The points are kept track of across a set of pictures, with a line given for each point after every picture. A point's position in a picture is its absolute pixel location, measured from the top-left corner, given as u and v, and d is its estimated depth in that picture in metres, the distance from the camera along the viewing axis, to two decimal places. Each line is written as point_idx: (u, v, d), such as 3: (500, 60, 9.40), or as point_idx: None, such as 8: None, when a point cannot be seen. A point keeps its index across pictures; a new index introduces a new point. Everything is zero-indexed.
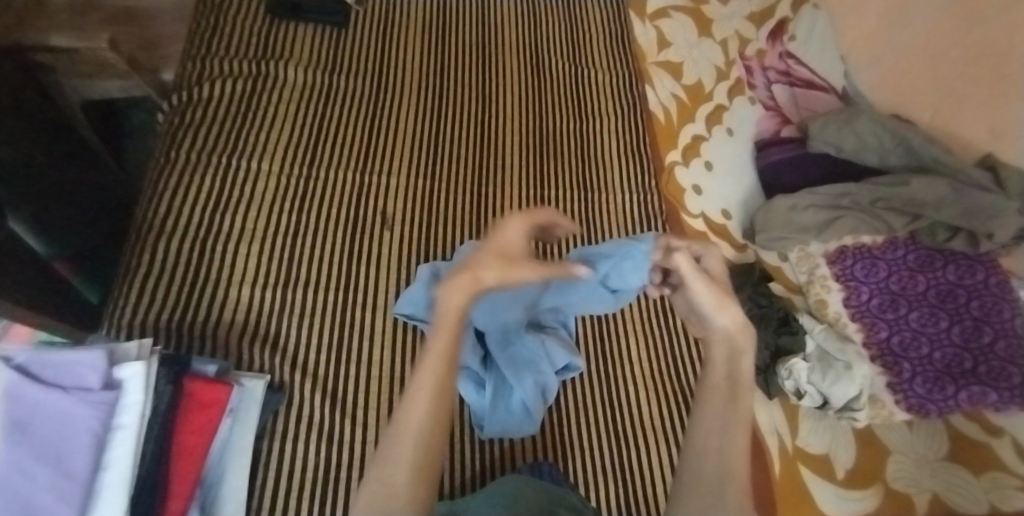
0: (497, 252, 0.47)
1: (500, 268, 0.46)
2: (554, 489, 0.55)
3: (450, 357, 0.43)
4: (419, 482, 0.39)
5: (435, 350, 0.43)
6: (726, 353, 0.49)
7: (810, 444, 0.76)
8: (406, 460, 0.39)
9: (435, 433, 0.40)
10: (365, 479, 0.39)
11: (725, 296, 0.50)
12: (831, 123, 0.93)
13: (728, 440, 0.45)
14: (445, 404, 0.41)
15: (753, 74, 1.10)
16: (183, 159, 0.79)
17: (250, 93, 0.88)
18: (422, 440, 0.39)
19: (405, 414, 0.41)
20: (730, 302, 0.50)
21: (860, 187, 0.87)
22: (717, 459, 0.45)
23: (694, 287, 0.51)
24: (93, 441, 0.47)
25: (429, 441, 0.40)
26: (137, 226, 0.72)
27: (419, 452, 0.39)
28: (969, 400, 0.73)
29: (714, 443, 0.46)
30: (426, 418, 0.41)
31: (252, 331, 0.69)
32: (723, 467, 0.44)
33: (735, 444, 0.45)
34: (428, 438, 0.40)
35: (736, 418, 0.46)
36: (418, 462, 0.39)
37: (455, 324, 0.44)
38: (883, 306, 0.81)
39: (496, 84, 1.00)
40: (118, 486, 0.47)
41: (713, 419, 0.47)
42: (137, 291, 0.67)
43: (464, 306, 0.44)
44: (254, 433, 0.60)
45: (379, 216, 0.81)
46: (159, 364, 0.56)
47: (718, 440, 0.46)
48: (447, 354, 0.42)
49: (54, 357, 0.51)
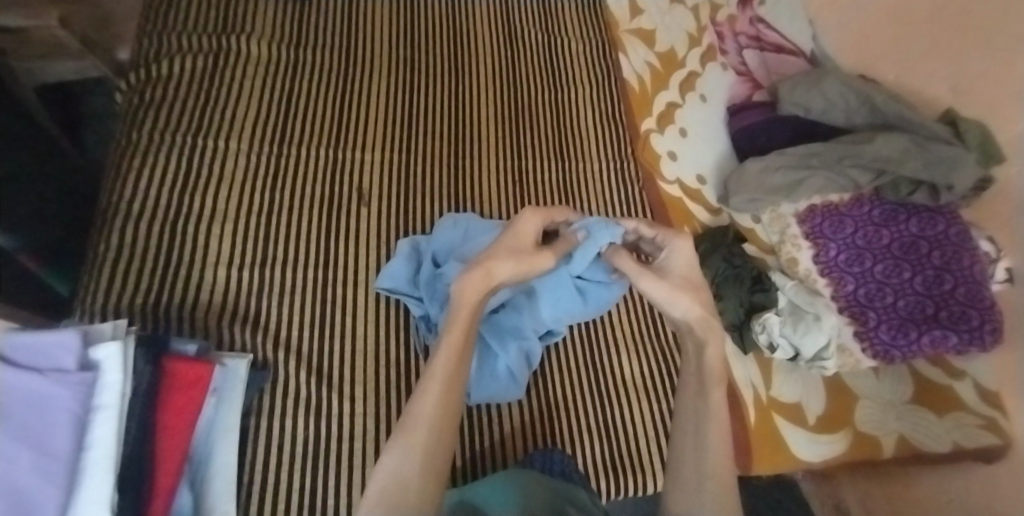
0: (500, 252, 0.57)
1: (512, 264, 0.57)
2: (561, 487, 0.57)
3: (465, 340, 0.51)
4: (437, 465, 0.43)
5: (450, 335, 0.50)
6: (694, 347, 0.57)
7: (783, 394, 0.83)
8: (426, 440, 0.44)
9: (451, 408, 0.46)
10: (377, 473, 0.42)
11: (676, 290, 0.58)
12: (800, 85, 0.95)
13: (701, 432, 0.51)
14: (458, 382, 0.47)
15: (725, 40, 1.10)
16: (145, 140, 0.76)
17: (214, 70, 0.85)
18: (437, 420, 0.45)
19: (426, 397, 0.46)
20: (685, 294, 0.58)
21: (827, 146, 0.89)
22: (698, 452, 0.50)
23: (646, 285, 0.60)
24: (73, 422, 0.47)
25: (443, 417, 0.46)
26: (103, 210, 0.70)
27: (435, 431, 0.45)
28: (931, 345, 0.77)
29: (690, 441, 0.51)
30: (436, 403, 0.46)
31: (231, 311, 0.69)
32: (701, 460, 0.50)
33: (710, 436, 0.51)
34: (444, 415, 0.46)
35: (707, 409, 0.53)
36: (437, 437, 0.44)
37: (468, 312, 0.52)
38: (850, 260, 0.85)
39: (468, 53, 0.99)
40: (100, 465, 0.47)
41: (688, 414, 0.54)
42: (107, 276, 0.66)
43: (477, 295, 0.53)
44: (240, 411, 0.62)
45: (355, 193, 0.80)
46: (137, 344, 0.55)
47: (693, 433, 0.52)
48: (460, 338, 0.50)
49: (22, 339, 0.50)
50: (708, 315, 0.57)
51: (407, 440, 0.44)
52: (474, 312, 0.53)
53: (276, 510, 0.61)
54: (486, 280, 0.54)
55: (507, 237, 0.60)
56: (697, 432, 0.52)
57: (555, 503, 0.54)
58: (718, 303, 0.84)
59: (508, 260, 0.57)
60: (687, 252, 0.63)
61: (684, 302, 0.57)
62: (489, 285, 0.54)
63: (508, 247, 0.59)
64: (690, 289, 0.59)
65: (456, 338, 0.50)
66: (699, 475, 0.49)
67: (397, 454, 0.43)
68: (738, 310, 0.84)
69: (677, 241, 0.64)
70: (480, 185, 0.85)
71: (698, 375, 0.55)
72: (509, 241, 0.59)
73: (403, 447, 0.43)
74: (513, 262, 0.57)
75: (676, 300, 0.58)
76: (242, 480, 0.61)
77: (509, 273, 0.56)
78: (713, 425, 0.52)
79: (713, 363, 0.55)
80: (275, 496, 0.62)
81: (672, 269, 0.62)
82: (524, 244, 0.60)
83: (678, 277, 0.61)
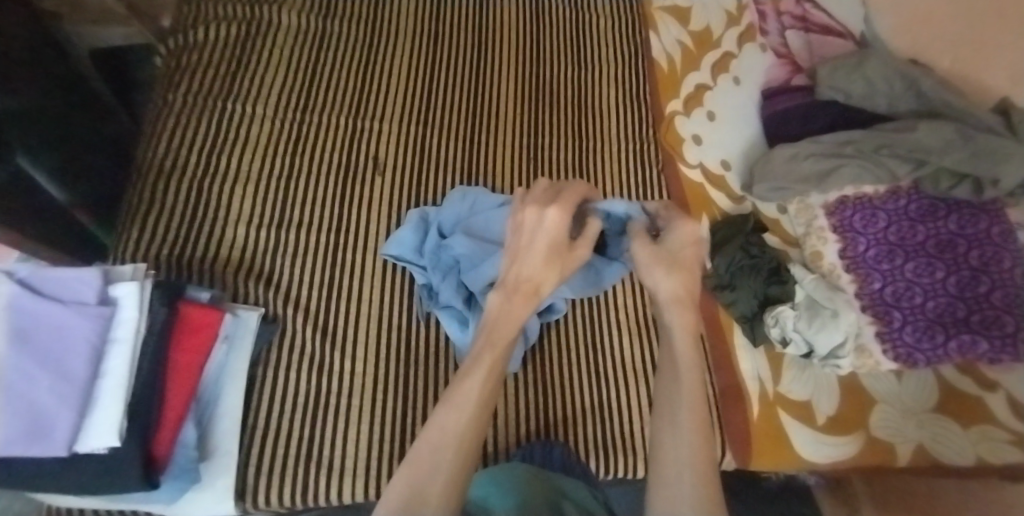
0: (548, 260, 0.55)
1: (556, 274, 0.56)
2: (559, 482, 0.60)
3: (500, 362, 0.50)
4: (462, 480, 0.42)
5: (487, 360, 0.50)
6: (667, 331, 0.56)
7: (792, 391, 0.80)
8: (451, 462, 0.43)
9: (479, 428, 0.46)
10: (394, 481, 0.42)
11: (656, 262, 0.59)
12: (842, 67, 0.90)
13: (676, 418, 0.49)
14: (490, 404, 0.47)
15: (766, 19, 1.04)
16: (179, 103, 0.82)
17: (244, 38, 0.90)
18: (468, 437, 0.44)
19: (453, 420, 0.45)
20: (660, 267, 0.58)
21: (864, 135, 0.85)
22: (670, 435, 0.48)
23: (635, 248, 0.61)
24: (90, 352, 0.53)
25: (469, 437, 0.44)
26: (139, 166, 0.76)
27: (463, 450, 0.44)
28: (958, 350, 0.73)
29: (664, 428, 0.49)
30: (467, 420, 0.45)
31: (248, 266, 0.74)
32: (673, 442, 0.47)
33: (684, 424, 0.49)
34: (474, 430, 0.45)
35: (679, 395, 0.51)
36: (464, 456, 0.44)
37: (508, 335, 0.52)
38: (879, 257, 0.80)
39: (492, 27, 0.99)
40: (112, 393, 0.52)
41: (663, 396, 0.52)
42: (138, 229, 0.72)
43: (518, 317, 0.53)
44: (248, 359, 0.67)
45: (371, 161, 0.83)
46: (154, 286, 0.60)
47: (667, 416, 0.50)
48: (498, 359, 0.50)
49: (52, 272, 0.56)
50: (682, 293, 0.57)
51: (430, 459, 0.43)
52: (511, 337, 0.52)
53: (277, 452, 0.66)
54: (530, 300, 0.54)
55: (543, 245, 0.55)
56: (670, 416, 0.50)
57: (552, 497, 0.56)
58: (731, 293, 0.82)
59: (554, 273, 0.56)
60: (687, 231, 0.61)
61: (658, 276, 0.57)
62: (532, 303, 0.55)
63: (543, 257, 0.55)
64: (670, 264, 0.59)
65: (493, 361, 0.50)
66: (676, 469, 0.46)
67: (417, 470, 0.42)
68: (752, 301, 0.81)
69: (683, 221, 0.62)
70: (493, 159, 0.86)
71: (672, 358, 0.55)
72: (544, 252, 0.55)
73: (422, 459, 0.43)
74: (555, 275, 0.56)
75: (653, 272, 0.58)
76: (248, 422, 0.66)
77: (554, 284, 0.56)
78: (685, 412, 0.49)
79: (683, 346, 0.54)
80: (274, 442, 0.66)
81: (667, 243, 0.61)
82: (561, 242, 0.57)
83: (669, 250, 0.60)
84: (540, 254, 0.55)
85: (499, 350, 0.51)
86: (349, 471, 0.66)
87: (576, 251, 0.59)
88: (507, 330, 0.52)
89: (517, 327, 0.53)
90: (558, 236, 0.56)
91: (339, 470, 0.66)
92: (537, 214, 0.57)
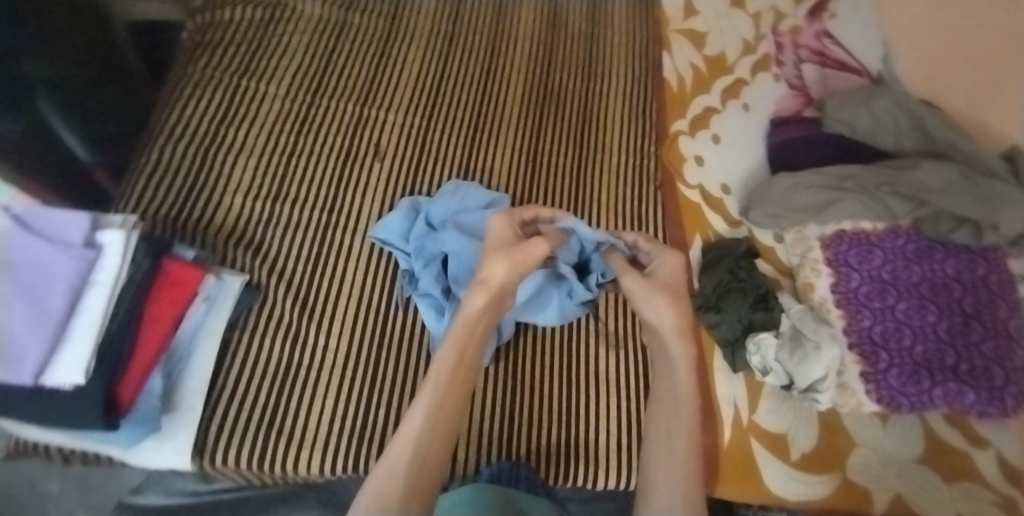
0: (491, 253, 0.65)
1: (503, 263, 0.64)
2: (526, 504, 0.60)
3: (458, 359, 0.59)
4: (418, 478, 0.51)
5: (444, 358, 0.59)
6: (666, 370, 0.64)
7: (767, 421, 0.76)
8: (409, 462, 0.52)
9: (440, 425, 0.55)
10: (371, 478, 0.51)
11: (652, 295, 0.66)
12: (849, 101, 0.90)
13: (672, 445, 0.58)
14: (444, 403, 0.56)
15: (783, 51, 1.03)
16: (198, 74, 0.86)
17: (269, 23, 0.95)
18: (425, 446, 0.53)
19: (410, 427, 0.54)
20: (657, 297, 0.66)
21: (867, 171, 0.84)
22: (666, 463, 0.57)
23: (626, 281, 0.69)
24: (69, 290, 0.55)
25: (434, 435, 0.54)
26: (153, 130, 0.81)
27: (421, 448, 0.53)
28: (943, 398, 0.71)
29: (661, 450, 0.59)
30: (423, 424, 0.54)
31: (240, 234, 0.76)
32: (668, 469, 0.56)
33: (681, 446, 0.58)
34: (431, 437, 0.54)
35: (676, 423, 0.60)
36: (428, 443, 0.53)
37: (467, 325, 0.61)
38: (871, 294, 0.78)
39: (508, 33, 1.02)
40: (83, 329, 0.54)
41: (661, 423, 0.61)
42: (141, 188, 0.75)
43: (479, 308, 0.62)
44: (224, 321, 0.69)
45: (372, 147, 0.85)
46: (141, 238, 0.63)
47: (665, 444, 0.59)
48: (454, 358, 0.59)
49: (47, 212, 0.59)
50: (679, 324, 0.64)
51: (389, 469, 0.51)
52: (468, 325, 0.61)
53: (240, 417, 0.67)
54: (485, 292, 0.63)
55: (489, 247, 0.68)
56: (667, 443, 0.59)
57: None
58: (716, 315, 0.80)
59: (498, 261, 0.64)
60: (675, 265, 0.72)
61: (660, 309, 0.65)
62: (492, 302, 0.63)
63: (488, 252, 0.66)
64: (663, 293, 0.66)
65: (449, 358, 0.59)
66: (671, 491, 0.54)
67: (380, 477, 0.51)
68: (735, 326, 0.79)
69: (670, 254, 0.73)
70: (492, 157, 0.87)
71: (668, 390, 0.63)
72: (489, 249, 0.67)
73: (384, 469, 0.51)
74: (501, 266, 0.64)
75: (653, 303, 0.66)
76: (217, 383, 0.67)
77: (503, 270, 0.64)
78: (680, 441, 0.58)
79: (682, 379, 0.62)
80: (239, 406, 0.67)
81: (658, 275, 0.71)
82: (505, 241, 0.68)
83: (662, 281, 0.69)
84: (489, 253, 0.66)
85: (462, 349, 0.59)
86: (309, 443, 0.67)
87: (527, 245, 0.67)
88: (462, 326, 0.61)
89: (479, 324, 0.62)
90: (502, 238, 0.68)
91: (298, 443, 0.66)
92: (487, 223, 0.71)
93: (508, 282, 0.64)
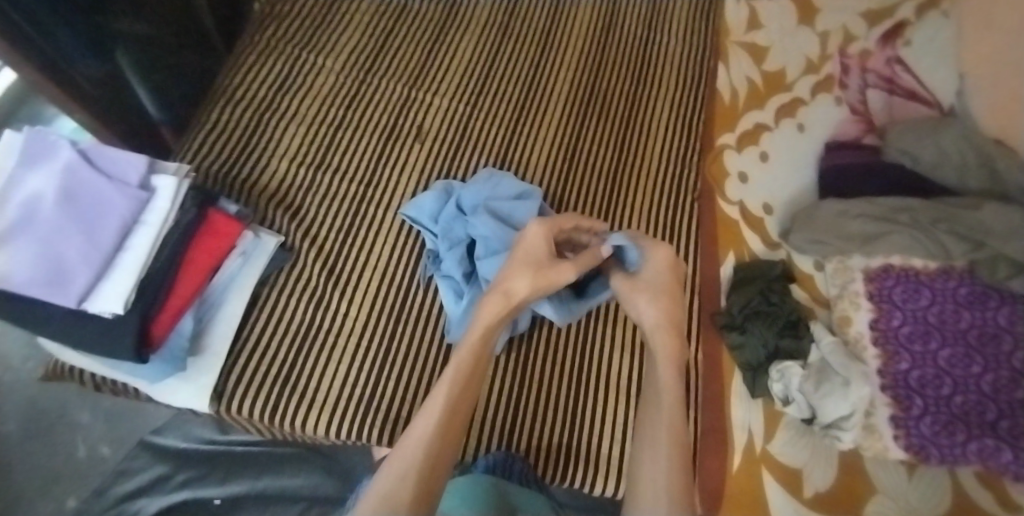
0: (522, 268, 0.63)
1: (530, 278, 0.62)
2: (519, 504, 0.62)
3: (473, 362, 0.57)
4: (427, 474, 0.48)
5: (459, 357, 0.57)
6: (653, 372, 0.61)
7: (782, 454, 0.72)
8: (416, 462, 0.48)
9: (451, 429, 0.52)
10: (379, 479, 0.47)
11: (635, 295, 0.65)
12: (913, 131, 0.85)
13: (657, 445, 0.54)
14: (461, 403, 0.54)
15: (849, 73, 0.99)
16: (265, 45, 0.92)
17: (335, 1, 0.99)
18: (438, 446, 0.50)
19: (422, 425, 0.52)
20: (641, 297, 0.64)
21: (924, 205, 0.79)
22: (652, 464, 0.53)
23: (615, 284, 0.68)
24: (120, 226, 0.59)
25: (444, 435, 0.51)
26: (217, 91, 0.86)
27: (431, 448, 0.50)
28: (978, 455, 0.66)
29: (646, 450, 0.55)
30: (433, 426, 0.52)
31: (281, 197, 0.80)
32: (653, 470, 0.52)
33: (664, 444, 0.54)
34: (442, 439, 0.51)
35: (660, 424, 0.56)
36: (435, 449, 0.50)
37: (482, 331, 0.60)
38: (913, 336, 0.73)
39: (562, 30, 1.02)
40: (131, 263, 0.58)
41: (650, 422, 0.57)
42: (198, 144, 0.81)
43: (494, 316, 0.60)
44: (256, 276, 0.72)
45: (415, 127, 0.88)
46: (190, 188, 0.66)
47: (650, 441, 0.55)
48: (468, 358, 0.57)
49: (110, 151, 0.63)
50: (659, 321, 0.63)
51: (398, 473, 0.47)
52: (488, 332, 0.60)
53: (256, 370, 0.69)
54: (502, 301, 0.61)
55: (514, 257, 0.64)
56: (652, 440, 0.55)
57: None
58: (740, 335, 0.78)
59: (524, 275, 0.62)
60: (661, 261, 0.66)
61: (639, 306, 0.64)
62: (506, 308, 0.61)
63: (517, 264, 0.63)
64: (648, 292, 0.64)
65: (466, 358, 0.58)
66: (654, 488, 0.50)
67: (388, 480, 0.47)
68: (759, 351, 0.76)
69: (657, 249, 0.67)
70: (530, 150, 0.88)
71: (656, 392, 0.59)
72: (520, 262, 0.63)
73: (392, 471, 0.48)
74: (527, 277, 0.62)
75: (636, 302, 0.65)
76: (240, 334, 0.71)
77: (527, 288, 0.61)
78: (666, 442, 0.54)
79: (664, 378, 0.60)
80: (259, 359, 0.70)
81: (643, 276, 0.66)
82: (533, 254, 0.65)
83: (646, 281, 0.66)
84: (518, 264, 0.63)
85: (478, 344, 0.59)
86: (318, 406, 0.69)
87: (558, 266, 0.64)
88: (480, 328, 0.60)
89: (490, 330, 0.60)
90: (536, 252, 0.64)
91: (308, 402, 0.69)
92: (522, 232, 0.67)
93: (529, 296, 0.62)
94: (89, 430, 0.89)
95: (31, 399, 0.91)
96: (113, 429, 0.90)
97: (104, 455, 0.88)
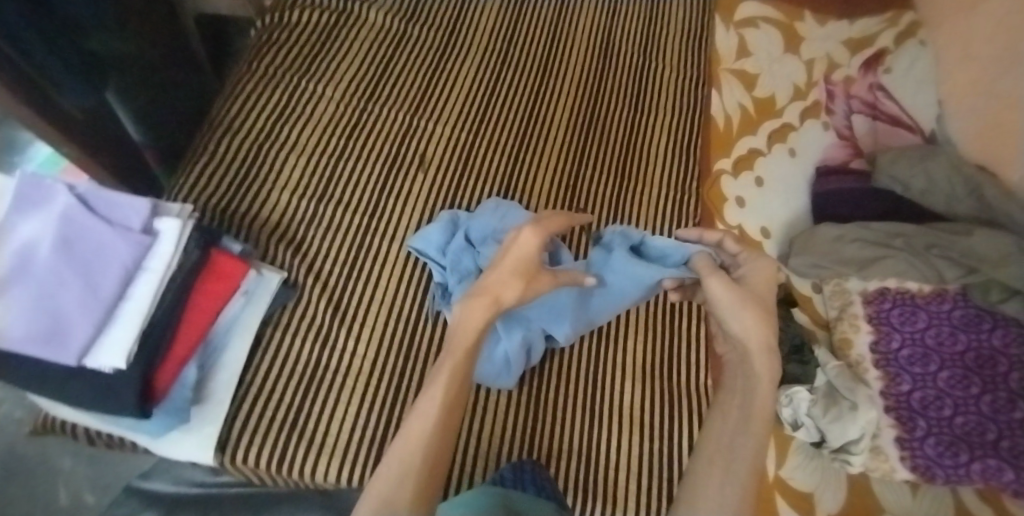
0: (516, 275, 0.57)
1: (518, 286, 0.57)
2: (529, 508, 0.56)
3: (464, 363, 0.51)
4: (426, 479, 0.44)
5: (450, 358, 0.51)
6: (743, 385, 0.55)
7: (794, 479, 0.74)
8: (413, 466, 0.45)
9: (444, 439, 0.47)
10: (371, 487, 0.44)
11: (743, 305, 0.57)
12: (905, 157, 0.89)
13: (732, 464, 0.49)
14: (455, 410, 0.49)
15: (835, 99, 1.02)
16: (262, 73, 0.90)
17: (330, 27, 0.98)
18: (431, 442, 0.46)
19: (421, 423, 0.47)
20: (749, 309, 0.56)
21: (916, 230, 0.83)
22: (717, 485, 0.48)
23: (716, 287, 0.59)
24: (121, 275, 0.55)
25: (437, 445, 0.46)
26: (211, 120, 0.84)
27: (428, 458, 0.46)
28: (981, 474, 0.66)
29: (716, 467, 0.49)
30: (432, 428, 0.47)
31: (282, 232, 0.77)
32: (720, 496, 0.47)
33: (742, 464, 0.49)
34: (437, 445, 0.46)
35: (741, 446, 0.50)
36: (432, 452, 0.46)
37: (469, 338, 0.53)
38: (912, 359, 0.76)
39: (561, 58, 1.03)
40: (132, 316, 0.54)
41: (722, 439, 0.51)
42: (196, 175, 0.79)
43: (480, 320, 0.54)
44: (260, 314, 0.69)
45: (418, 157, 0.86)
46: (194, 228, 0.63)
47: (723, 462, 0.50)
48: (460, 362, 0.51)
49: (109, 194, 0.60)
50: (768, 340, 0.55)
51: (396, 477, 0.44)
52: (478, 338, 0.53)
53: (261, 414, 0.66)
54: (490, 306, 0.55)
55: (501, 259, 0.59)
56: (725, 461, 0.49)
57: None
58: None
59: (515, 283, 0.57)
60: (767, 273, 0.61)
61: (746, 320, 0.55)
62: (495, 310, 0.55)
63: (508, 269, 0.58)
64: (756, 304, 0.57)
65: (455, 354, 0.51)
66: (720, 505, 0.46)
67: (382, 484, 0.44)
68: None
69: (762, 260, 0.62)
70: (534, 179, 0.88)
71: (744, 413, 0.52)
72: (510, 267, 0.58)
73: (388, 476, 0.44)
74: (516, 285, 0.57)
75: (739, 313, 0.56)
76: (244, 379, 0.68)
77: (514, 297, 0.56)
78: (741, 465, 0.49)
79: (760, 404, 0.52)
80: (265, 404, 0.67)
81: (746, 283, 0.60)
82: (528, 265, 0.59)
83: (751, 291, 0.59)
84: (508, 267, 0.58)
85: (460, 359, 0.51)
86: (327, 448, 0.66)
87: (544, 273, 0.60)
88: (468, 335, 0.53)
89: (480, 336, 0.53)
90: (527, 257, 0.59)
91: (316, 445, 0.66)
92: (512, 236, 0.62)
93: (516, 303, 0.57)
94: (71, 476, 0.84)
95: (7, 445, 0.85)
96: (99, 475, 0.85)
97: (89, 505, 0.83)
